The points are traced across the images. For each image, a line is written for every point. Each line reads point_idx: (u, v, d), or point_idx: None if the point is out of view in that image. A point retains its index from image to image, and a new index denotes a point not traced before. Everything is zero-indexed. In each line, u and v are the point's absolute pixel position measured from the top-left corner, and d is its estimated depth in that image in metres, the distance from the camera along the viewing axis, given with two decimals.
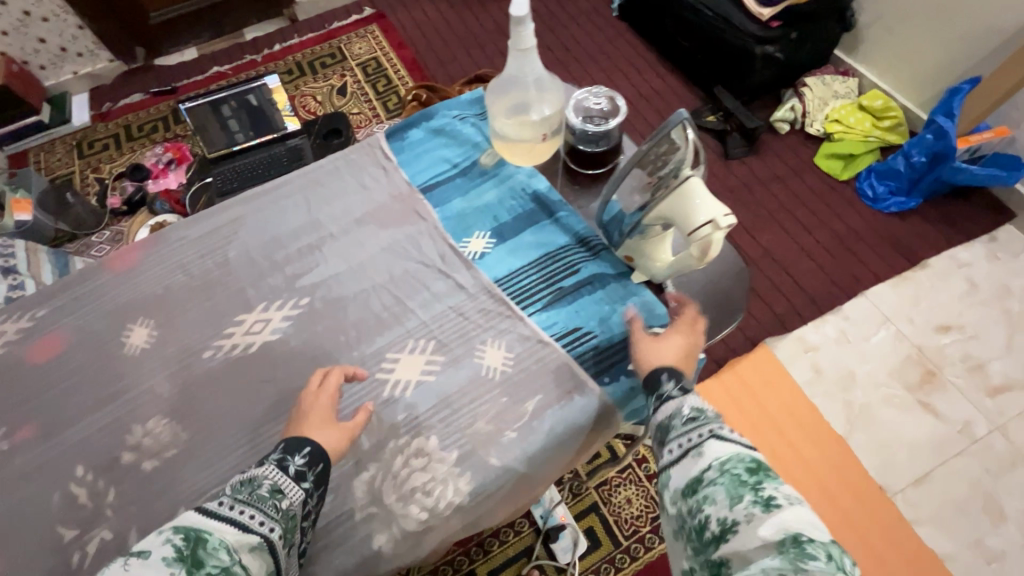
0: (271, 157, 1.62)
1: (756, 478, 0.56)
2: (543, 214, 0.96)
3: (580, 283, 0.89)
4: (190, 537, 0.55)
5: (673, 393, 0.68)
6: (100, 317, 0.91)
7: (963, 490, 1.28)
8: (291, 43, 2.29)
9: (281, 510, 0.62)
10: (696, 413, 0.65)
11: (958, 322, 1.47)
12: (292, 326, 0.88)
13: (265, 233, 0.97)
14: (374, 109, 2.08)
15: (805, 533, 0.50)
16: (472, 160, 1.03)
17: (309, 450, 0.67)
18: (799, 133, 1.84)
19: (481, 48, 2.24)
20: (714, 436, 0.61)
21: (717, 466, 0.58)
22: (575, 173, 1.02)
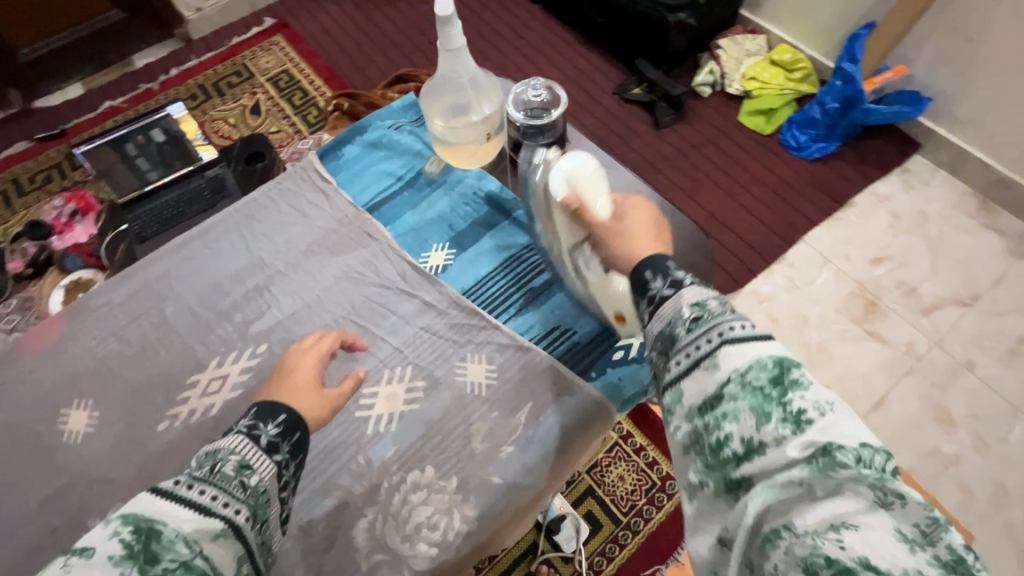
0: (191, 191, 1.49)
1: (779, 389, 0.52)
2: (500, 216, 0.97)
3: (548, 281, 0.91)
4: (142, 530, 0.50)
5: (670, 292, 0.63)
6: (35, 410, 0.85)
7: (915, 406, 1.37)
8: (189, 64, 2.13)
9: (248, 487, 0.58)
10: (698, 313, 0.60)
11: (888, 252, 1.58)
12: (252, 378, 0.84)
13: (203, 285, 0.92)
14: (295, 125, 1.97)
15: (836, 441, 0.47)
16: (416, 170, 1.02)
17: (284, 418, 0.65)
18: (720, 94, 1.91)
19: (396, 47, 2.16)
20: (725, 342, 0.56)
21: (736, 379, 0.53)
22: (524, 168, 0.98)
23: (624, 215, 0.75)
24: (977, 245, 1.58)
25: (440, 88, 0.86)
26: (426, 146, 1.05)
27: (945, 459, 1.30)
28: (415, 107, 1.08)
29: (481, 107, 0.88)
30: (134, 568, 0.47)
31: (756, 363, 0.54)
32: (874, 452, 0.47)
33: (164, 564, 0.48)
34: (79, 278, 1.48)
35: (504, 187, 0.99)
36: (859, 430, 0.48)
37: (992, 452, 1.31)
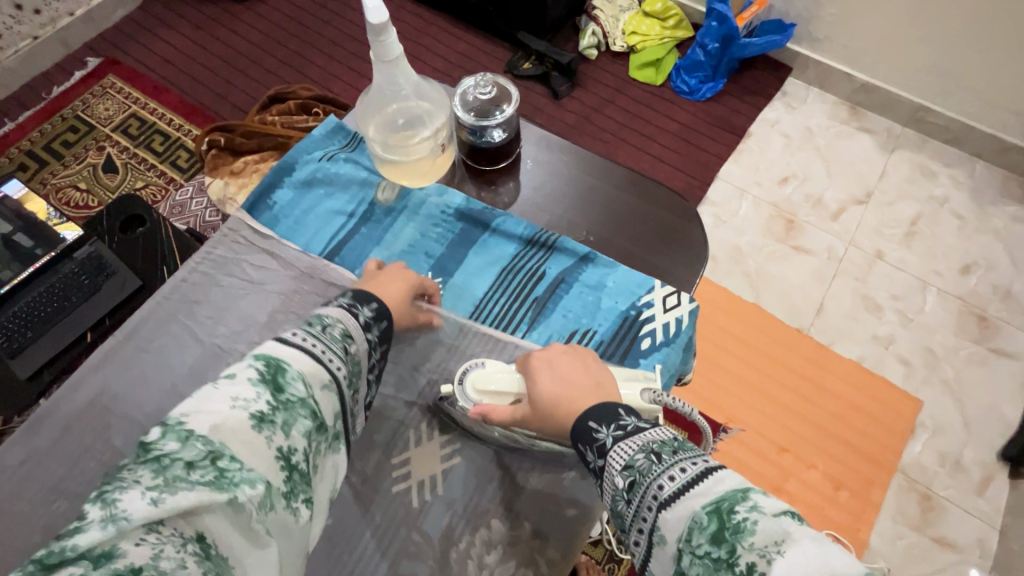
0: (66, 281, 1.25)
1: (726, 548, 0.45)
2: (478, 230, 0.90)
3: (555, 284, 0.85)
4: (271, 363, 0.56)
5: (602, 463, 0.59)
6: None
7: (850, 302, 1.52)
8: (5, 130, 1.76)
9: (348, 353, 0.64)
10: (631, 477, 0.55)
11: (791, 171, 1.72)
12: None
13: (157, 398, 0.79)
14: (165, 174, 1.72)
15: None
16: (368, 201, 0.92)
17: (376, 306, 0.72)
18: (607, 54, 1.94)
19: (256, 62, 1.94)
20: (662, 509, 0.51)
21: (686, 551, 0.48)
22: (483, 172, 0.95)
23: (531, 391, 0.70)
24: (858, 147, 1.76)
25: (381, 100, 0.81)
26: (370, 171, 0.94)
27: (885, 341, 1.46)
28: (342, 132, 0.97)
29: (433, 115, 0.83)
30: (268, 390, 0.54)
31: (688, 525, 0.48)
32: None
33: (286, 395, 0.55)
34: None
35: (470, 197, 0.92)
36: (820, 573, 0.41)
37: (916, 324, 1.49)
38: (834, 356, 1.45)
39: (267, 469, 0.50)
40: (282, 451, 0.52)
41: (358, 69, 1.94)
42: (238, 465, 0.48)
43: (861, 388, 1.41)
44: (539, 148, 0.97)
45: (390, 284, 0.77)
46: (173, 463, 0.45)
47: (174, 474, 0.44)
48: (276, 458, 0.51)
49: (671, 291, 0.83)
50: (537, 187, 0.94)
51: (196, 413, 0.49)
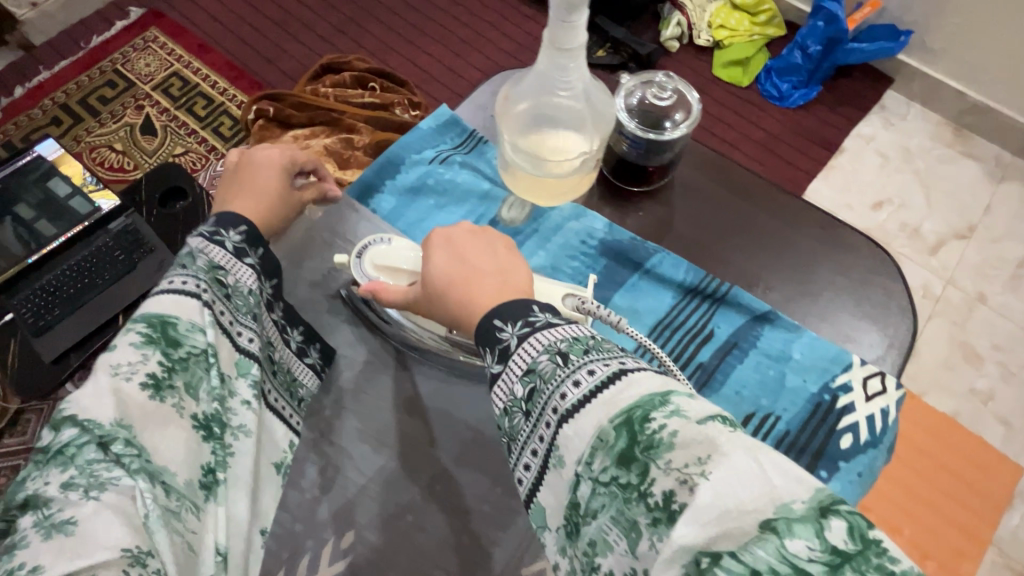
0: (98, 255, 1.14)
1: (637, 472, 0.36)
2: (628, 269, 0.75)
3: (726, 348, 0.71)
4: (154, 323, 0.46)
5: (500, 369, 0.46)
6: None
7: (945, 348, 1.38)
8: (39, 79, 1.65)
9: (226, 286, 0.55)
10: (529, 382, 0.44)
11: (886, 195, 1.56)
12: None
13: None
14: (207, 141, 1.59)
15: (725, 552, 0.32)
16: (490, 216, 0.79)
17: (245, 228, 0.59)
18: (688, 48, 1.77)
19: (309, 27, 1.79)
20: (563, 423, 0.41)
21: (585, 477, 0.39)
22: (626, 192, 0.81)
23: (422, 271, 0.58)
24: (962, 174, 1.59)
25: (535, 95, 0.65)
26: (492, 182, 0.82)
27: (982, 396, 1.32)
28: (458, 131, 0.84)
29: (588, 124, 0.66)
30: (157, 351, 0.45)
31: (592, 444, 0.39)
32: (789, 536, 0.32)
33: (182, 351, 0.47)
34: None
35: (614, 224, 0.78)
36: (751, 505, 0.33)
37: (1018, 379, 1.35)
38: (928, 409, 1.31)
39: (190, 449, 0.44)
40: (199, 420, 0.46)
41: (418, 44, 1.79)
42: (143, 452, 0.40)
43: (965, 455, 1.25)
44: None
45: (261, 175, 0.67)
46: (80, 448, 0.38)
47: (87, 459, 0.38)
48: (194, 428, 0.45)
49: (872, 372, 0.70)
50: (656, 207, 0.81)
51: (77, 396, 0.40)
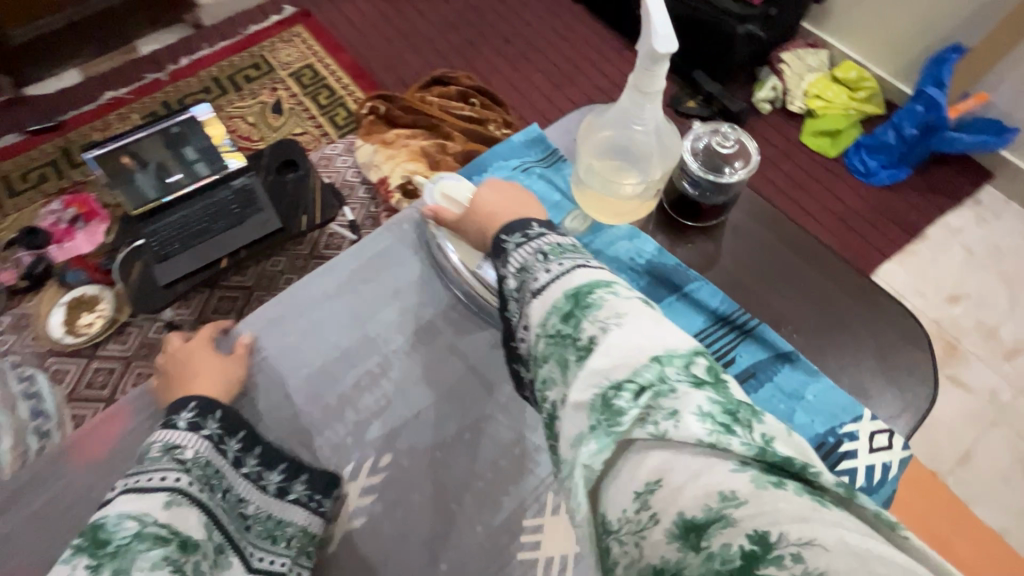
0: (220, 205, 1.34)
1: (572, 325, 0.51)
2: (665, 289, 0.80)
3: (744, 376, 0.74)
4: (88, 532, 0.53)
5: (504, 271, 0.63)
6: (96, 512, 0.76)
7: (1005, 460, 1.29)
8: (201, 54, 1.95)
9: (184, 461, 0.62)
10: (519, 282, 0.60)
11: (965, 290, 1.50)
12: (378, 504, 0.77)
13: (304, 367, 0.84)
14: (322, 127, 1.80)
15: (618, 374, 0.46)
16: (554, 224, 0.84)
17: (197, 403, 0.69)
18: (781, 112, 1.80)
19: (430, 43, 1.99)
20: (533, 297, 0.56)
21: (541, 334, 0.54)
22: (685, 227, 0.85)
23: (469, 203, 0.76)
24: None
25: (612, 127, 0.72)
26: (563, 194, 0.87)
27: None
28: (542, 145, 0.91)
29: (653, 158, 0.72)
30: (86, 553, 0.50)
31: (552, 306, 0.54)
32: (662, 366, 0.45)
33: (112, 546, 0.51)
34: (82, 296, 1.45)
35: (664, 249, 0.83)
36: (641, 345, 0.47)
37: None
38: (972, 519, 1.23)
39: None
40: None
41: (522, 70, 1.94)
42: None
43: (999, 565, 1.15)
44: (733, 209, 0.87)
45: (298, 356, 0.83)
46: None
47: None
48: None
49: (881, 428, 0.71)
50: (716, 246, 0.85)
51: None
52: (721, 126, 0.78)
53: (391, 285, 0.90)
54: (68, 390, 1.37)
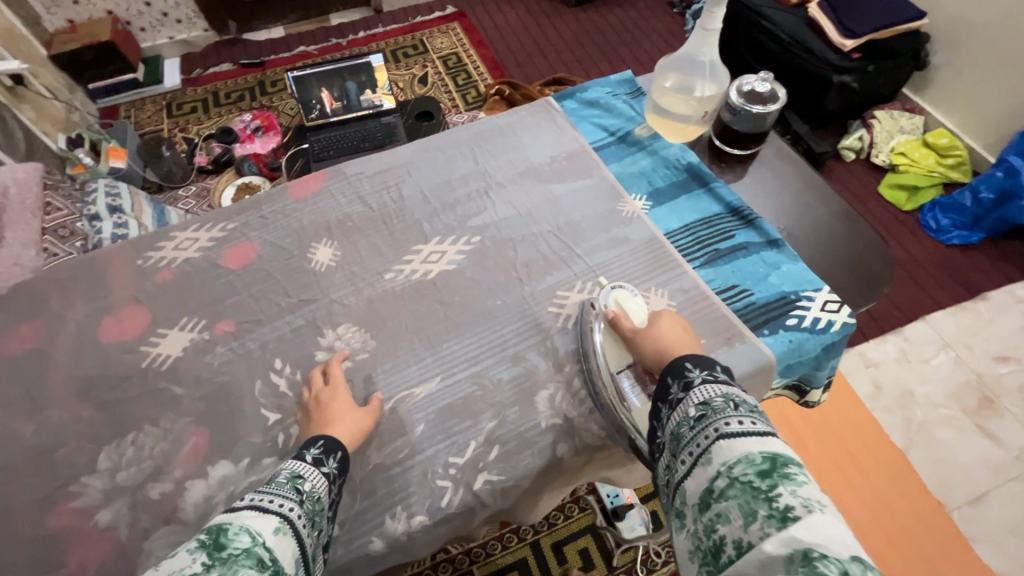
0: (369, 132, 1.72)
1: (769, 483, 0.46)
2: (697, 184, 0.84)
3: (734, 246, 0.75)
4: (213, 530, 0.47)
5: (681, 395, 0.57)
6: (286, 234, 0.80)
7: (1019, 514, 1.31)
8: (375, 31, 2.42)
9: (303, 492, 0.54)
10: (704, 410, 0.55)
11: (1017, 353, 1.52)
12: (468, 259, 0.77)
13: (430, 175, 0.85)
14: (454, 100, 2.16)
15: (821, 549, 0.41)
16: (626, 131, 0.90)
17: (323, 442, 0.60)
18: (863, 163, 1.94)
19: (558, 53, 2.33)
20: (721, 438, 0.51)
21: (724, 474, 0.49)
22: (720, 151, 0.96)
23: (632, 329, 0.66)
24: None
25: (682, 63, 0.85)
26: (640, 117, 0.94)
27: None
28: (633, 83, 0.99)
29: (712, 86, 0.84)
30: (201, 556, 0.44)
31: (741, 457, 0.49)
32: (866, 567, 0.41)
33: (228, 552, 0.45)
34: (250, 182, 1.82)
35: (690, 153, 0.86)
36: (847, 542, 0.42)
37: None
38: (968, 552, 1.26)
39: None
40: None
41: None
42: None
43: (898, 481, 1.34)
44: None
45: (336, 401, 0.65)
46: None
47: None
48: None
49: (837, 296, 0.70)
50: None
51: None
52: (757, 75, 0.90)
53: (515, 135, 0.88)
54: None
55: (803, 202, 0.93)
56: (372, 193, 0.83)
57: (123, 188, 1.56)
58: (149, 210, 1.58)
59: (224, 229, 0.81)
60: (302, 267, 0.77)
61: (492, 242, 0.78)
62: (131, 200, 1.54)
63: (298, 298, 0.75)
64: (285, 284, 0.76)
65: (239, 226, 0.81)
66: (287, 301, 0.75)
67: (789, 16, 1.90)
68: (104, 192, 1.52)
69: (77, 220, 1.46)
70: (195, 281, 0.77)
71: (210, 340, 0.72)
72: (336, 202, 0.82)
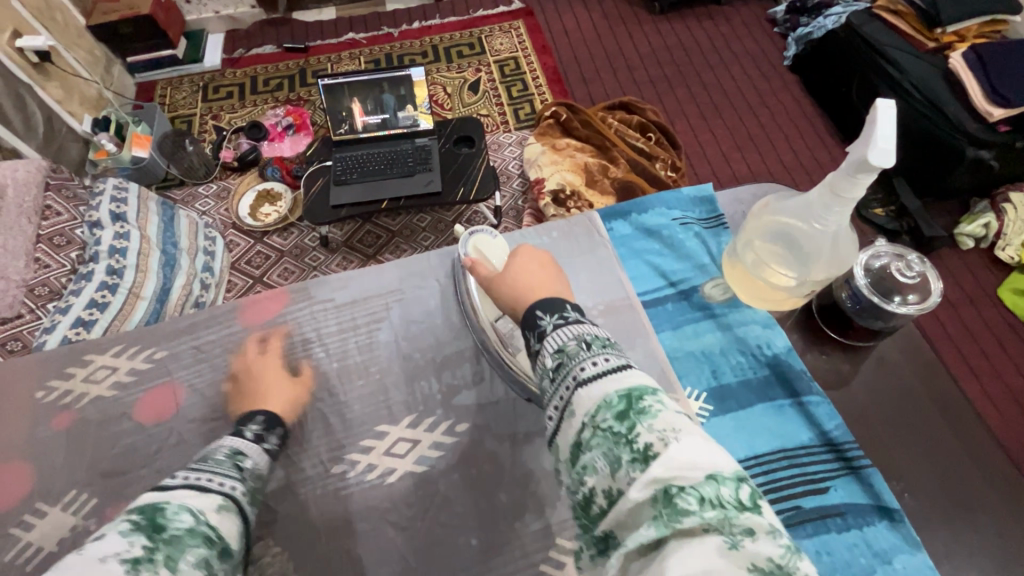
0: (399, 155, 1.52)
1: (627, 425, 0.43)
2: (783, 391, 0.77)
3: (828, 511, 0.68)
4: (146, 510, 0.47)
5: (537, 347, 0.54)
6: (224, 380, 0.77)
7: None
8: (431, 23, 2.19)
9: (242, 471, 0.59)
10: (558, 356, 0.51)
11: None
12: (444, 459, 0.73)
13: (427, 319, 0.83)
14: (504, 115, 1.92)
15: (679, 481, 0.39)
16: (694, 284, 0.87)
17: (262, 420, 0.69)
18: (984, 254, 1.59)
19: (631, 70, 2.03)
20: (578, 388, 0.48)
21: (588, 425, 0.45)
22: (823, 334, 0.82)
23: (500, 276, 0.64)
24: None
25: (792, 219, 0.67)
26: (711, 260, 0.90)
27: None
28: (708, 207, 0.95)
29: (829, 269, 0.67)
30: (141, 536, 0.44)
31: (598, 404, 0.45)
32: (721, 483, 0.39)
33: (169, 531, 0.46)
34: (271, 190, 1.72)
35: (794, 351, 0.80)
36: (705, 460, 0.40)
37: None
38: None
39: None
40: None
41: (708, 119, 1.90)
42: None
43: None
44: (889, 342, 0.81)
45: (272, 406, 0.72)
46: None
47: None
48: None
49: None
50: (858, 374, 0.79)
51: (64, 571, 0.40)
52: (906, 252, 0.75)
53: None
54: (234, 259, 1.63)
55: (861, 416, 0.76)
56: (336, 333, 0.81)
57: (131, 191, 1.43)
58: (156, 219, 1.45)
59: (150, 359, 0.79)
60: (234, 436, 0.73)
61: (482, 433, 0.75)
62: (138, 206, 1.42)
63: None
64: None
65: (165, 355, 0.80)
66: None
67: (920, 64, 1.56)
68: (109, 195, 1.40)
69: (77, 226, 1.33)
70: (109, 436, 0.74)
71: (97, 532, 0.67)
72: (301, 330, 0.81)
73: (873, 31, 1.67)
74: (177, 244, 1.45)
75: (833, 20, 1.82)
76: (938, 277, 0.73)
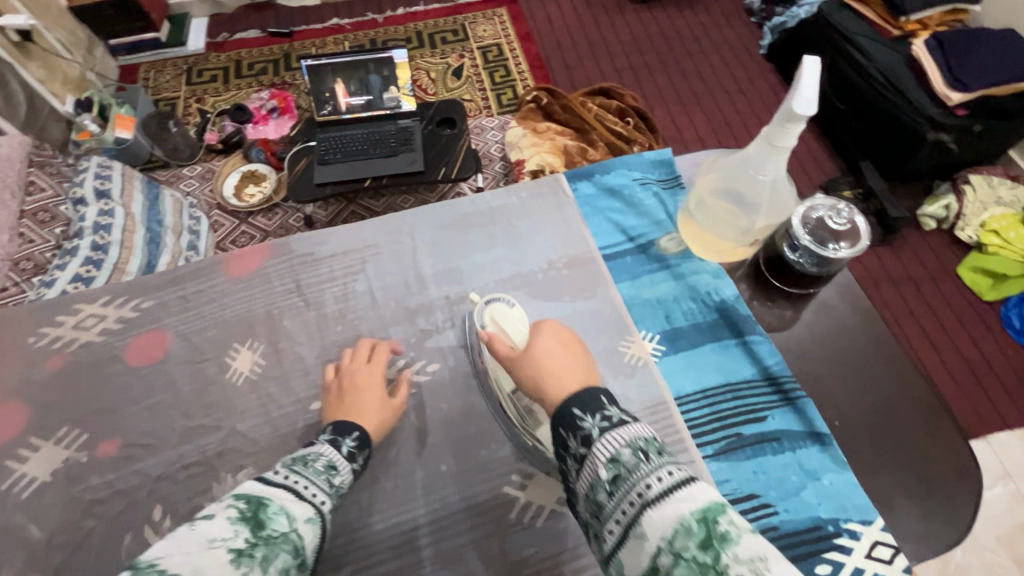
0: (381, 136, 1.54)
1: (711, 553, 0.40)
2: (729, 332, 0.84)
3: (764, 437, 0.75)
4: (252, 502, 0.50)
5: (584, 453, 0.51)
6: (207, 328, 0.81)
7: None
8: (416, 9, 2.21)
9: (332, 485, 0.60)
10: (614, 470, 0.49)
11: None
12: (416, 398, 0.77)
13: (402, 272, 0.87)
14: (487, 100, 1.96)
15: None
16: (651, 239, 0.93)
17: (359, 436, 0.67)
18: (944, 234, 1.66)
19: (611, 58, 2.08)
20: (646, 507, 0.45)
21: (664, 549, 0.41)
22: (769, 284, 0.88)
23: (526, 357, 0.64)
24: None
25: (738, 177, 0.78)
26: (668, 217, 0.95)
27: None
28: (667, 168, 1.00)
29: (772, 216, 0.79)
30: (246, 529, 0.47)
31: (673, 527, 0.42)
32: None
33: (268, 531, 0.48)
34: (255, 171, 1.74)
35: (741, 298, 0.86)
36: None
37: None
38: None
39: None
40: None
41: (684, 104, 1.95)
42: None
43: None
44: (834, 297, 0.87)
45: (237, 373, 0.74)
46: None
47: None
48: None
49: (887, 542, 0.68)
50: (802, 321, 0.86)
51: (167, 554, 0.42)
52: (839, 203, 0.82)
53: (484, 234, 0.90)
54: (219, 237, 1.66)
55: (802, 360, 0.83)
56: (313, 284, 0.85)
57: (115, 168, 1.45)
58: (140, 196, 1.47)
59: (136, 309, 0.83)
60: (217, 378, 0.77)
61: (454, 376, 0.79)
62: (123, 183, 1.44)
63: (200, 423, 0.74)
64: (194, 403, 0.76)
65: (151, 306, 0.83)
66: (184, 425, 0.74)
67: (888, 53, 1.62)
68: (93, 172, 1.41)
69: (61, 203, 1.35)
70: (96, 380, 0.77)
71: (88, 466, 0.71)
72: (281, 283, 0.85)
73: (844, 20, 1.72)
74: (162, 221, 1.47)
75: (805, 10, 1.88)
76: (867, 222, 0.79)
